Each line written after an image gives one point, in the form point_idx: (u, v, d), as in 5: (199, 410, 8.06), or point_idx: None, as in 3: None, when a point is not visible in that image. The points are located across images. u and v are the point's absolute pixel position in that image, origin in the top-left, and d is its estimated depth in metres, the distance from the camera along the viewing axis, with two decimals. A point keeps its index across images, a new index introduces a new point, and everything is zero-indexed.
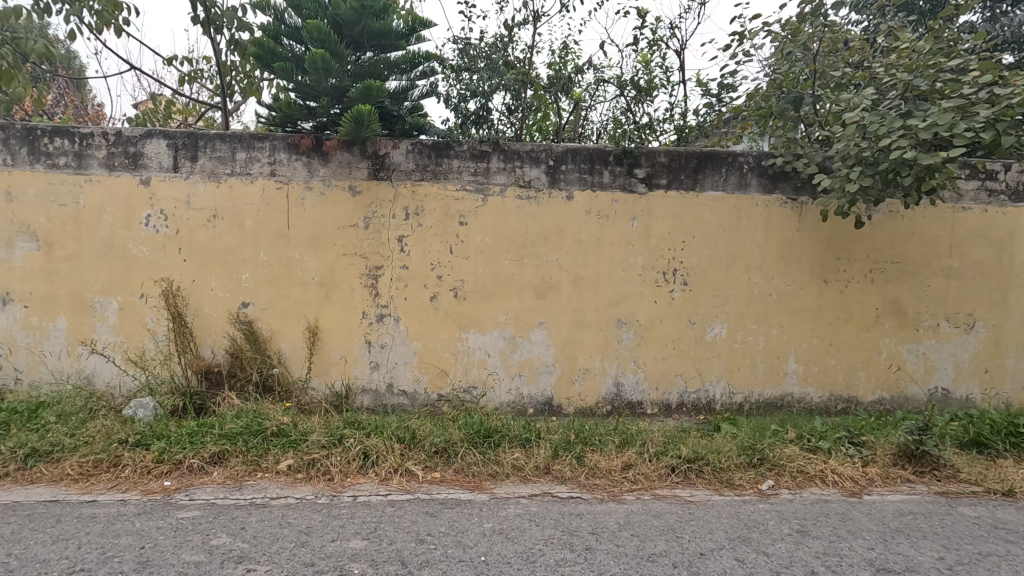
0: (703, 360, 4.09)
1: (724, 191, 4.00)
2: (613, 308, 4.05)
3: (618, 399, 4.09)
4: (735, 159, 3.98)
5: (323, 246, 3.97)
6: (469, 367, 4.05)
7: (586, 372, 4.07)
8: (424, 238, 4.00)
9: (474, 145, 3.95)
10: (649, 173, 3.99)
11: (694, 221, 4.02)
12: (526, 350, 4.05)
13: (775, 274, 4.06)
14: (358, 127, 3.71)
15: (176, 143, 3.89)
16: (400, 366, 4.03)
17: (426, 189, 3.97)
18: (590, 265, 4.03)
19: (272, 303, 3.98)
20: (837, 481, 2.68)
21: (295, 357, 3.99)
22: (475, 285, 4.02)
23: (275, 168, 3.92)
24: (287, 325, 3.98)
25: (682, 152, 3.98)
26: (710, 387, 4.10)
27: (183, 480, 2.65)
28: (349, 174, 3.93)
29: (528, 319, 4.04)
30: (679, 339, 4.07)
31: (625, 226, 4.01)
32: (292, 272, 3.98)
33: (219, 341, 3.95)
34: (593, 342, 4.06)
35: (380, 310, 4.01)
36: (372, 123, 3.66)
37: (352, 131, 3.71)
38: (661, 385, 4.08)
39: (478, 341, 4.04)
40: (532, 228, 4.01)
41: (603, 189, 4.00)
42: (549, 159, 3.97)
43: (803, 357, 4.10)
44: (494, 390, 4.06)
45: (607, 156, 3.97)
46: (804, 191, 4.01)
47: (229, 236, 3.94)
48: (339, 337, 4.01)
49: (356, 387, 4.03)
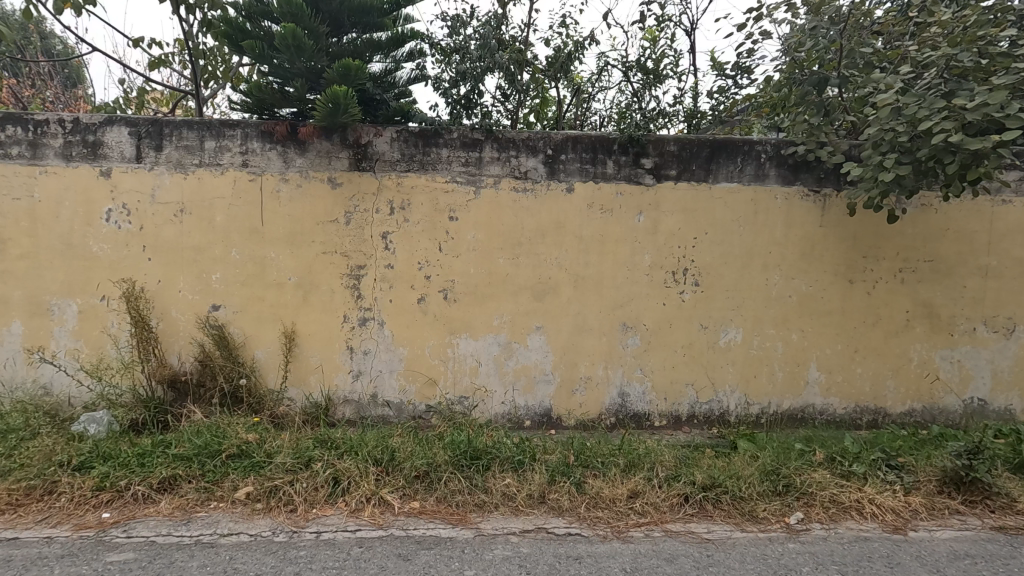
0: (715, 368, 3.74)
1: (740, 183, 3.65)
2: (617, 310, 3.70)
3: (622, 410, 3.74)
4: (752, 148, 3.62)
5: (300, 244, 3.64)
6: (460, 376, 3.71)
7: (588, 381, 3.72)
8: (410, 235, 3.66)
9: (465, 133, 3.61)
10: (657, 163, 3.64)
11: (707, 216, 3.66)
12: (523, 357, 3.71)
13: (795, 274, 3.70)
14: (335, 111, 3.35)
15: (139, 131, 3.55)
16: (385, 374, 3.70)
17: (412, 181, 3.63)
18: (592, 264, 3.68)
19: (245, 306, 3.65)
20: (877, 514, 2.33)
21: (271, 365, 3.66)
22: (467, 286, 3.68)
23: (247, 158, 3.58)
24: (261, 329, 3.65)
25: (693, 140, 3.62)
26: (724, 397, 3.75)
27: (124, 511, 2.32)
28: (328, 164, 3.59)
29: (524, 323, 3.70)
30: (690, 345, 3.72)
31: (630, 222, 3.66)
32: (267, 272, 3.64)
33: (187, 347, 3.62)
34: (595, 348, 3.72)
35: (364, 313, 3.67)
36: (350, 106, 3.31)
37: (328, 115, 3.35)
38: (670, 395, 3.74)
39: (470, 347, 3.70)
40: (529, 224, 3.66)
41: (606, 180, 3.65)
42: (547, 147, 3.62)
43: (826, 364, 3.75)
44: (488, 401, 3.72)
45: (611, 145, 3.63)
46: (828, 182, 3.65)
47: (198, 233, 3.61)
48: (318, 343, 3.67)
49: (337, 397, 3.70)
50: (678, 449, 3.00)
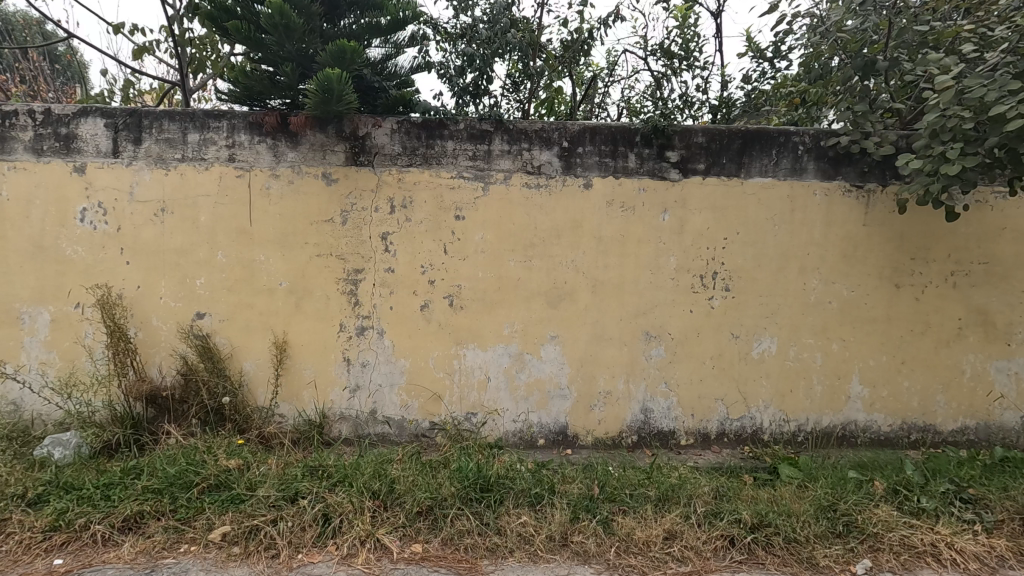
0: (748, 382, 3.40)
1: (775, 178, 3.31)
2: (640, 318, 3.37)
3: (646, 428, 3.40)
4: (788, 139, 3.29)
5: (292, 246, 3.32)
6: (467, 391, 3.38)
7: (607, 397, 3.39)
8: (413, 236, 3.34)
9: (472, 124, 3.30)
10: (684, 156, 3.31)
11: (738, 214, 3.33)
12: (536, 370, 3.38)
13: (836, 278, 3.36)
14: (328, 98, 3.01)
15: (116, 123, 3.25)
16: (385, 389, 3.38)
17: (415, 176, 3.31)
18: (612, 268, 3.35)
19: (231, 314, 3.33)
20: (958, 562, 2.01)
21: (259, 378, 3.34)
22: (475, 292, 3.35)
23: (234, 152, 3.27)
24: (249, 339, 3.33)
25: (723, 131, 3.29)
26: (757, 414, 3.41)
27: (80, 556, 2.01)
28: (322, 159, 3.28)
29: (537, 332, 3.37)
30: (719, 356, 3.39)
31: (654, 220, 3.33)
32: (256, 276, 3.33)
33: (169, 359, 3.32)
34: (616, 359, 3.38)
35: (362, 321, 3.36)
36: (344, 93, 2.96)
37: (320, 103, 3.01)
38: (697, 412, 3.40)
39: (478, 358, 3.37)
40: (543, 224, 3.34)
41: (627, 175, 3.32)
42: (562, 139, 3.30)
43: (870, 377, 3.41)
44: (497, 418, 3.40)
45: (633, 136, 3.30)
46: (872, 177, 3.32)
47: (180, 235, 3.30)
48: (312, 354, 3.35)
49: (332, 414, 3.38)
50: (712, 476, 2.67)
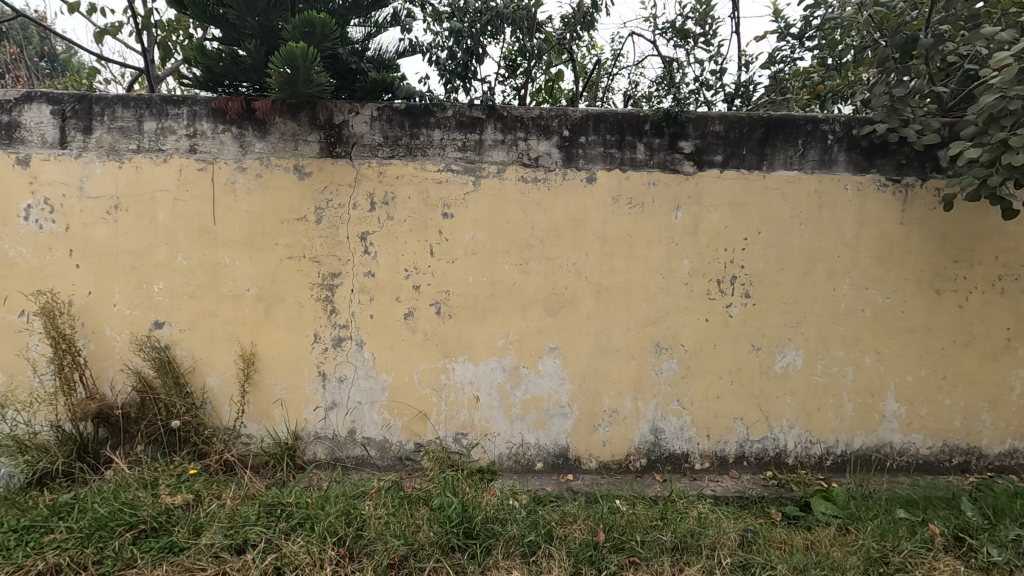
0: (770, 399, 3.04)
1: (801, 171, 2.96)
2: (649, 327, 3.01)
3: (656, 451, 3.04)
4: (816, 128, 2.94)
5: (260, 247, 2.97)
6: (456, 409, 3.03)
7: (613, 416, 3.04)
8: (395, 236, 2.99)
9: (462, 111, 2.95)
10: (698, 147, 2.96)
11: (760, 212, 2.97)
12: (533, 386, 3.03)
13: (869, 283, 3.00)
14: (295, 79, 2.65)
15: (63, 109, 2.90)
16: (364, 407, 3.03)
17: (397, 170, 2.96)
18: (618, 271, 3.00)
19: (193, 324, 2.99)
20: None
21: (224, 395, 2.99)
22: (464, 299, 3.00)
23: (196, 142, 2.93)
24: (213, 352, 2.99)
25: (743, 118, 2.94)
26: (780, 435, 3.05)
27: None
28: (294, 149, 2.94)
29: (534, 344, 3.01)
30: (738, 370, 3.03)
31: (664, 218, 2.98)
32: (220, 281, 2.98)
33: (122, 374, 2.97)
34: (622, 374, 3.03)
35: (339, 331, 3.01)
36: (313, 73, 2.61)
37: (285, 84, 2.65)
38: (713, 433, 3.04)
39: (469, 373, 3.02)
40: (541, 223, 2.98)
41: (635, 168, 2.96)
42: (563, 128, 2.95)
43: (907, 394, 3.04)
44: (490, 440, 3.04)
45: (642, 124, 2.95)
46: (910, 169, 2.96)
47: (136, 234, 2.95)
48: (283, 368, 3.00)
49: (306, 434, 3.03)
50: (719, 511, 2.36)
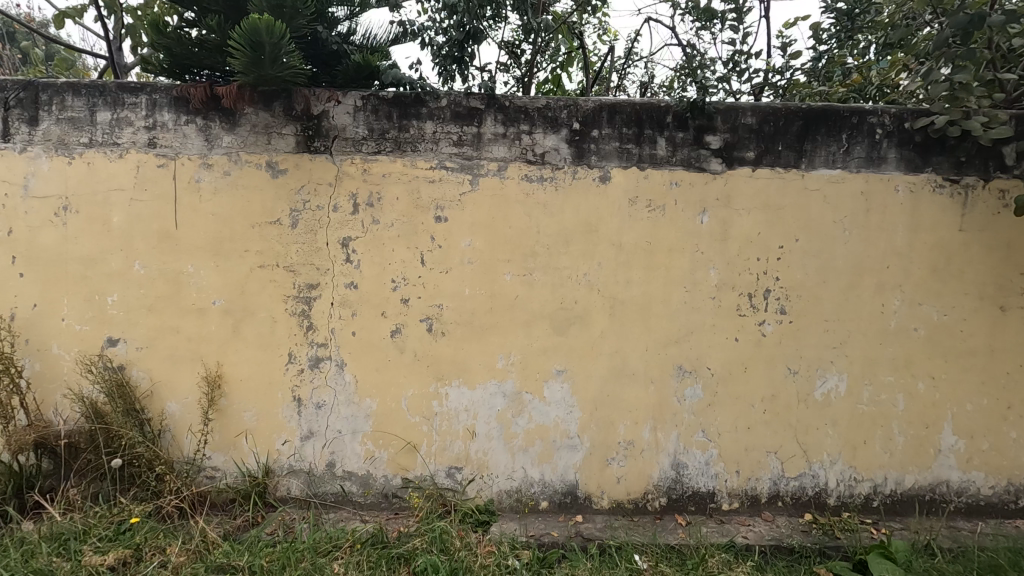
0: (809, 430, 2.66)
1: (845, 169, 2.59)
2: (671, 348, 2.64)
3: (678, 489, 2.66)
4: (862, 120, 2.57)
5: (228, 255, 2.62)
6: (449, 441, 2.66)
7: (628, 449, 2.66)
8: (381, 243, 2.63)
9: (458, 100, 2.60)
10: (728, 142, 2.59)
11: (798, 217, 2.60)
12: (538, 414, 2.65)
13: (924, 298, 2.62)
14: (261, 59, 2.31)
15: (6, 98, 2.56)
16: (345, 437, 2.66)
17: (384, 168, 2.61)
18: (635, 284, 2.63)
19: (152, 341, 2.63)
20: None
21: (187, 423, 2.64)
22: (460, 314, 2.64)
23: (155, 135, 2.58)
24: (175, 373, 2.63)
25: (779, 109, 2.58)
26: (821, 471, 2.67)
27: None
28: (267, 144, 2.59)
29: (539, 366, 2.64)
30: (772, 397, 2.65)
31: (688, 224, 2.61)
32: (182, 293, 2.62)
33: (70, 398, 2.61)
34: (639, 401, 2.65)
35: (316, 351, 2.65)
36: (282, 52, 2.27)
37: (251, 64, 2.30)
38: (743, 469, 2.67)
39: (464, 399, 2.65)
40: (547, 228, 2.62)
41: (655, 165, 2.60)
42: (572, 120, 2.59)
43: (967, 426, 2.65)
44: (488, 477, 2.67)
45: (663, 116, 2.59)
46: (971, 168, 2.58)
47: (87, 239, 2.60)
48: (254, 392, 2.64)
49: (279, 468, 2.66)
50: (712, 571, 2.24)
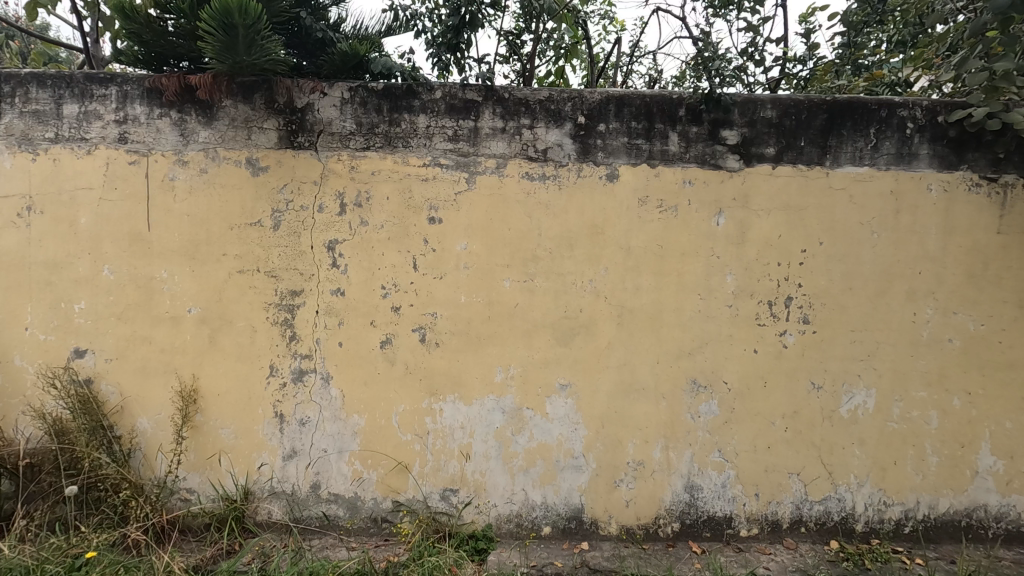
0: (834, 450, 2.44)
1: (873, 166, 2.39)
2: (684, 360, 2.43)
3: (692, 514, 2.45)
4: (891, 114, 2.37)
5: (205, 259, 2.42)
6: (444, 461, 2.45)
7: (638, 470, 2.45)
8: (370, 246, 2.43)
9: (453, 92, 2.40)
10: (745, 137, 2.39)
11: (822, 218, 2.40)
12: (540, 432, 2.45)
13: (959, 306, 2.41)
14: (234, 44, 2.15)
15: None
16: (331, 456, 2.46)
17: (374, 165, 2.41)
18: (645, 291, 2.42)
19: (122, 352, 2.43)
20: None
21: (160, 441, 2.43)
22: (455, 323, 2.43)
23: (126, 130, 2.39)
24: (146, 387, 2.43)
25: (801, 101, 2.38)
26: (847, 495, 2.45)
27: None
28: (247, 139, 2.39)
29: (541, 380, 2.44)
30: (794, 414, 2.44)
31: (703, 225, 2.40)
32: (155, 300, 2.43)
33: (31, 414, 2.40)
34: (650, 418, 2.44)
35: (300, 363, 2.44)
36: (257, 33, 2.10)
37: (223, 50, 2.14)
38: (763, 492, 2.45)
39: (460, 416, 2.45)
40: (549, 230, 2.42)
41: (667, 162, 2.40)
42: (577, 113, 2.39)
43: (1007, 445, 2.44)
44: (486, 500, 2.46)
45: (675, 109, 2.39)
46: (1010, 165, 2.38)
47: (51, 242, 2.40)
48: (232, 408, 2.44)
49: (259, 490, 2.45)
50: None
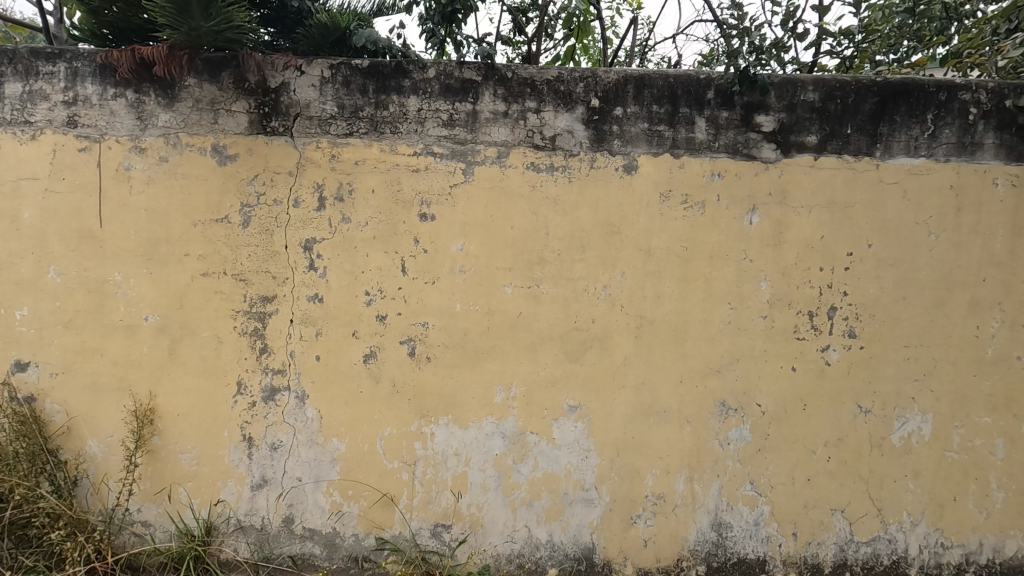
0: (884, 483, 2.12)
1: (930, 157, 2.08)
2: (711, 379, 2.12)
3: (720, 556, 2.13)
4: (951, 97, 2.06)
5: (165, 260, 2.12)
6: (435, 492, 2.14)
7: (658, 504, 2.13)
8: (353, 246, 2.12)
9: (450, 70, 2.11)
10: (784, 123, 2.09)
11: (872, 217, 2.09)
12: (545, 460, 2.13)
13: None
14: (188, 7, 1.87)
15: None
16: (306, 486, 2.15)
17: (358, 153, 2.11)
18: (667, 299, 2.11)
19: (69, 366, 2.12)
20: None
21: (112, 467, 2.13)
22: (449, 335, 2.13)
23: (76, 112, 2.10)
24: (97, 406, 2.13)
25: (847, 83, 2.07)
26: (899, 535, 2.13)
27: None
28: (213, 123, 2.10)
29: (547, 401, 2.12)
30: (838, 442, 2.12)
31: (734, 225, 2.10)
32: (107, 307, 2.12)
33: None
34: (672, 444, 2.13)
35: (272, 379, 2.14)
36: None
37: (176, 13, 1.86)
38: (802, 531, 2.13)
39: (454, 441, 2.14)
40: (557, 229, 2.11)
41: (693, 152, 2.09)
42: (590, 95, 2.09)
43: None
44: (483, 538, 2.14)
45: (703, 91, 2.09)
46: None
47: None
48: (193, 431, 2.14)
49: (224, 525, 2.14)
50: None
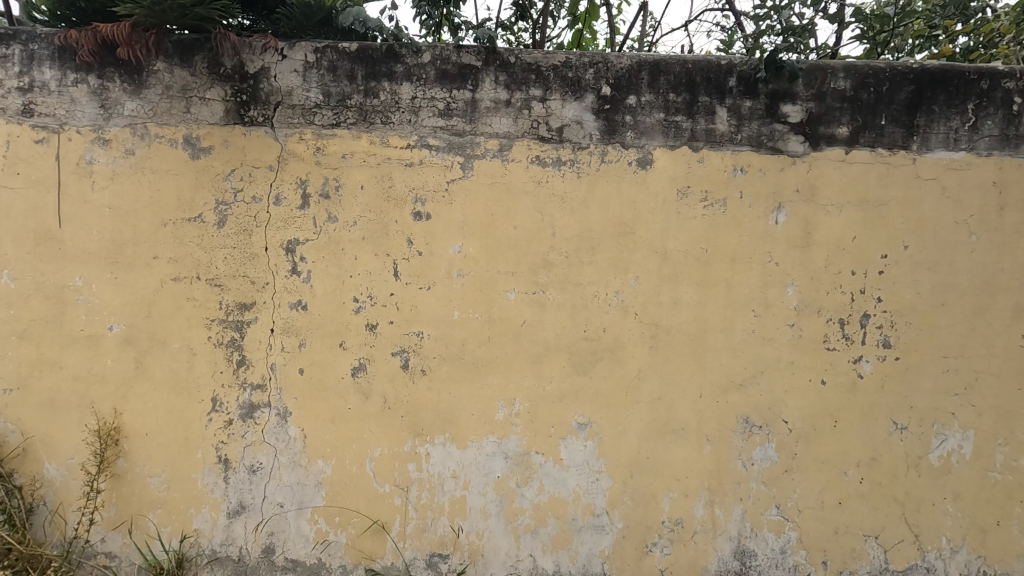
0: (922, 507, 1.94)
1: (971, 151, 1.91)
2: (734, 393, 1.93)
3: None
4: (994, 85, 1.89)
5: (132, 263, 1.92)
6: (431, 518, 1.95)
7: (676, 530, 1.94)
8: (340, 248, 1.93)
9: (447, 55, 1.92)
10: (812, 114, 1.91)
11: (908, 216, 1.91)
12: (551, 482, 1.94)
13: None
14: None
15: None
16: (288, 512, 1.95)
17: (345, 146, 1.92)
18: (685, 306, 1.93)
19: (24, 382, 1.91)
20: None
21: (73, 493, 1.92)
22: (446, 346, 1.93)
23: (32, 100, 1.89)
24: (55, 425, 1.92)
25: (881, 69, 1.90)
26: (938, 563, 1.94)
27: None
28: (184, 112, 1.90)
29: (553, 418, 1.93)
30: (872, 462, 1.94)
31: (758, 225, 1.92)
32: (67, 316, 1.91)
33: None
34: (691, 465, 1.94)
35: (250, 395, 1.94)
36: None
37: None
38: (833, 559, 1.94)
39: (450, 462, 1.94)
40: (565, 230, 1.92)
41: (713, 145, 1.91)
42: (600, 83, 1.91)
43: None
44: (482, 568, 1.94)
45: (724, 78, 1.91)
46: None
47: None
48: (164, 452, 1.93)
49: (197, 556, 1.94)
50: None
